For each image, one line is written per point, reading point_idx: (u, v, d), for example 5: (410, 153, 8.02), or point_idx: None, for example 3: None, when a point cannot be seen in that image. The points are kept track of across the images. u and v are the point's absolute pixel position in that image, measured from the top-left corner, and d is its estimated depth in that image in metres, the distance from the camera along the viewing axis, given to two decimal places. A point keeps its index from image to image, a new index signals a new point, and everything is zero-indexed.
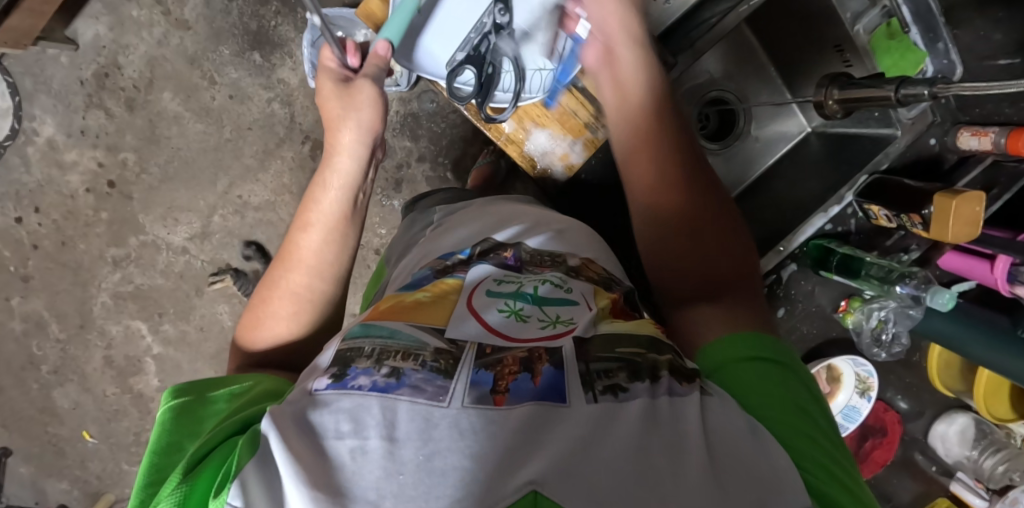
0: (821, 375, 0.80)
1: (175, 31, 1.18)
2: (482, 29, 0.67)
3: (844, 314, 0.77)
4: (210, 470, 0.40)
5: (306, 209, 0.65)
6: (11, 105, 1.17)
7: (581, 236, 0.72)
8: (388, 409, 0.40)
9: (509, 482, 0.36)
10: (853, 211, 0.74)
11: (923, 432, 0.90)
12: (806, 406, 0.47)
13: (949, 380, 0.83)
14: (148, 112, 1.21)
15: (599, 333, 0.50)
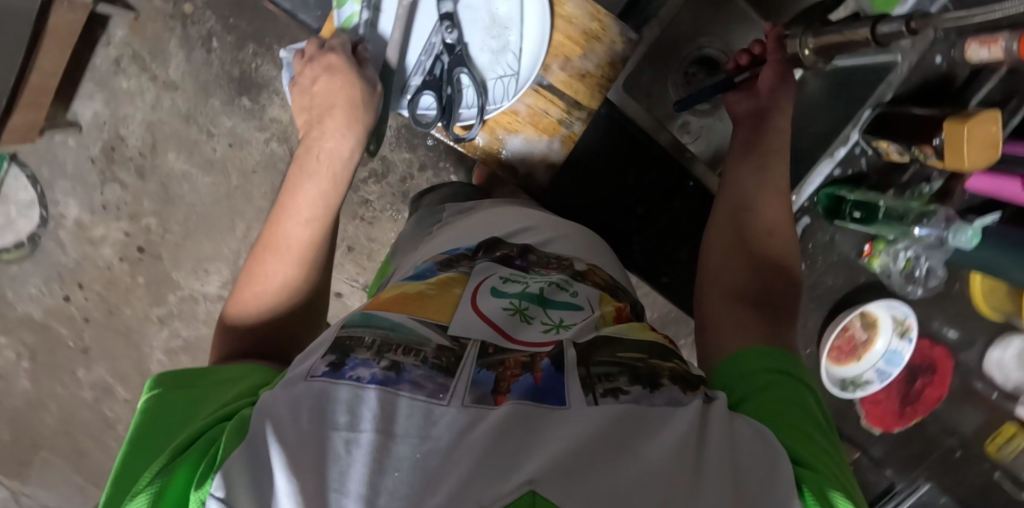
0: (855, 323, 0.77)
1: (165, 93, 1.21)
2: (433, 50, 0.69)
3: (870, 259, 0.74)
4: (192, 459, 0.39)
5: (293, 196, 0.62)
6: (35, 195, 1.24)
7: (573, 232, 0.71)
8: (384, 406, 0.37)
9: (506, 481, 0.32)
10: (864, 148, 0.71)
11: (977, 361, 0.86)
12: (811, 412, 0.46)
13: (998, 303, 0.79)
14: (159, 175, 1.26)
15: (598, 335, 0.48)
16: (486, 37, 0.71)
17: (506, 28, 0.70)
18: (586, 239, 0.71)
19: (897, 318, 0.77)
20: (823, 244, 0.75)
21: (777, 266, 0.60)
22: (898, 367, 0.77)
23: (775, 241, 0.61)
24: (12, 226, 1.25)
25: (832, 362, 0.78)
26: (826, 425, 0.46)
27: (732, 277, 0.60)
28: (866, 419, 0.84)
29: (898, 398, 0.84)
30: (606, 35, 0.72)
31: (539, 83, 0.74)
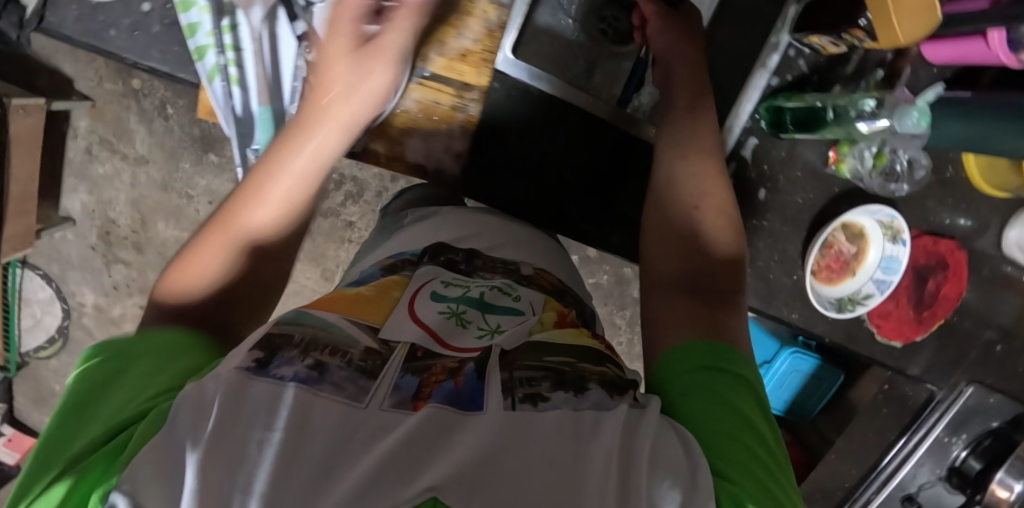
0: (839, 237, 0.71)
1: (138, 169, 1.24)
2: (307, 73, 0.66)
3: (837, 165, 0.67)
4: (105, 454, 0.34)
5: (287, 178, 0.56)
6: (53, 292, 1.31)
7: (497, 231, 0.69)
8: (302, 408, 0.34)
9: (406, 487, 0.31)
10: (800, 49, 0.65)
11: (995, 246, 0.79)
12: (745, 411, 0.44)
13: (999, 181, 0.72)
14: (155, 246, 1.31)
15: (526, 340, 0.47)
16: (337, 44, 0.63)
17: (359, 27, 0.62)
18: (525, 236, 0.70)
19: (884, 222, 0.70)
20: (780, 159, 0.68)
21: (712, 242, 0.57)
22: (897, 275, 0.71)
23: (709, 210, 0.59)
24: (41, 324, 1.33)
25: (823, 283, 0.72)
26: (769, 442, 0.43)
27: (666, 267, 0.57)
28: (882, 334, 0.77)
29: (910, 304, 0.77)
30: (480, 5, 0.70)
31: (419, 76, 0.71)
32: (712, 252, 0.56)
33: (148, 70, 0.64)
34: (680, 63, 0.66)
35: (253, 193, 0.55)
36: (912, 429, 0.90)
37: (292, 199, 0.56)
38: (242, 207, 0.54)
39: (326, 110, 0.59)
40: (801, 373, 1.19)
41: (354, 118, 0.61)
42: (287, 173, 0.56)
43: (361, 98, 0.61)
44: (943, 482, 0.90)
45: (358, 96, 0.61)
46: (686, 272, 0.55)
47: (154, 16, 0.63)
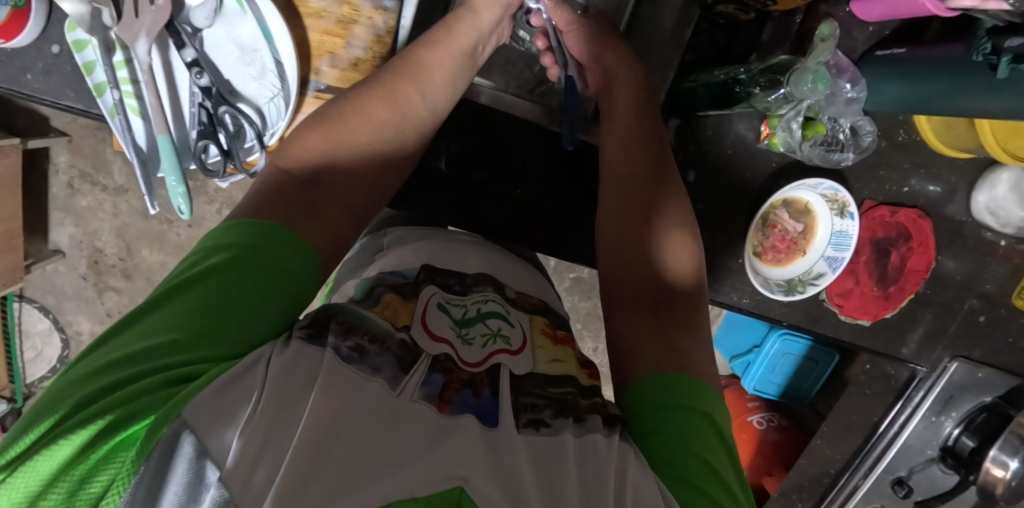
0: (781, 215, 0.68)
1: (119, 198, 1.14)
2: (195, 98, 0.59)
3: (769, 140, 0.63)
4: (120, 433, 0.31)
5: (342, 129, 0.53)
6: (50, 322, 1.23)
7: (478, 253, 0.60)
8: (346, 384, 0.36)
9: (439, 471, 0.32)
10: (714, 20, 0.63)
11: (964, 212, 0.74)
12: (717, 462, 0.41)
13: (954, 140, 0.67)
14: (143, 272, 1.20)
15: (532, 371, 0.45)
16: (239, 66, 0.60)
17: (257, 50, 0.59)
18: (478, 258, 0.60)
19: (828, 196, 0.66)
20: (709, 138, 0.65)
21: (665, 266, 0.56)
22: (848, 251, 0.67)
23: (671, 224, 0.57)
24: (42, 355, 1.26)
25: (770, 265, 0.69)
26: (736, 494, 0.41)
27: (624, 280, 0.56)
28: (845, 314, 0.72)
29: (874, 281, 0.72)
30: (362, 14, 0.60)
31: (317, 91, 0.62)
32: (670, 277, 0.55)
33: (66, 109, 0.64)
34: (630, 62, 0.62)
35: (321, 130, 0.53)
36: (897, 408, 0.85)
37: (352, 151, 0.53)
38: (297, 142, 0.52)
39: (423, 72, 0.58)
40: (792, 356, 1.03)
41: (438, 87, 0.59)
42: (352, 123, 0.54)
43: (448, 65, 0.59)
44: (938, 462, 0.86)
45: (450, 62, 0.59)
46: (645, 287, 0.55)
47: (64, 57, 0.62)
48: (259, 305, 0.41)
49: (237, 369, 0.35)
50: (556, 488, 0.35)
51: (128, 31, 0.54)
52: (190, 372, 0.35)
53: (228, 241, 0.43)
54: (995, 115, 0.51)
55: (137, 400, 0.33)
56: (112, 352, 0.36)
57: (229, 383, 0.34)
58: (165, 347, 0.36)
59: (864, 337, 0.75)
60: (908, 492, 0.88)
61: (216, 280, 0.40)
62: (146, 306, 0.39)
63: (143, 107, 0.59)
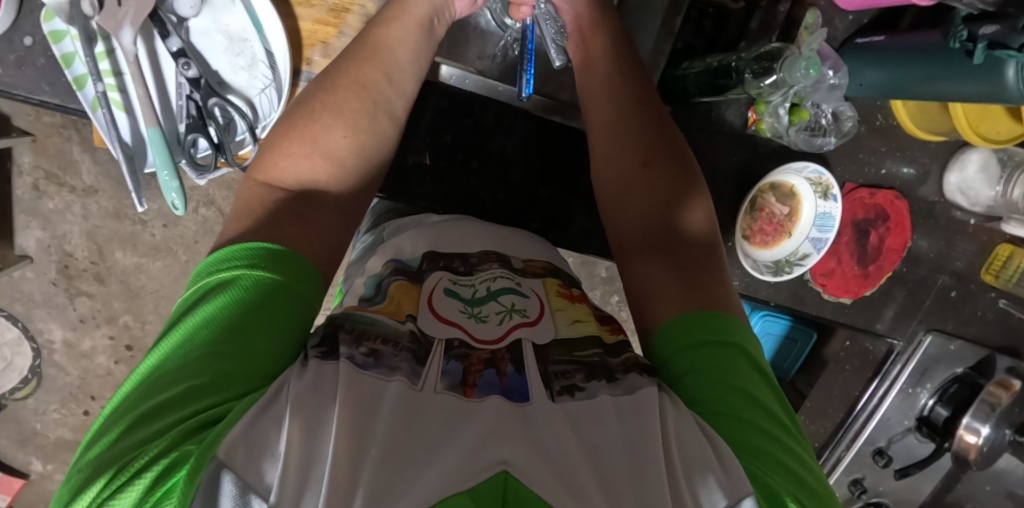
0: (769, 200, 0.70)
1: (89, 201, 0.98)
2: (184, 92, 0.58)
3: (756, 126, 0.66)
4: (161, 491, 0.28)
5: (309, 126, 0.49)
6: (19, 332, 1.06)
7: (484, 235, 0.58)
8: (364, 389, 0.34)
9: (479, 458, 0.31)
10: (702, 10, 0.65)
11: (938, 193, 0.77)
12: (766, 402, 0.41)
13: (929, 125, 0.70)
14: (117, 274, 1.05)
15: (555, 338, 0.45)
16: (228, 57, 0.59)
17: (247, 39, 0.59)
18: (476, 230, 0.59)
19: (812, 180, 0.70)
20: (700, 125, 0.68)
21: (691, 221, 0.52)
22: (832, 231, 0.71)
23: (683, 182, 0.54)
24: (13, 365, 1.08)
25: (759, 248, 0.70)
26: (788, 426, 0.41)
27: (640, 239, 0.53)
28: (829, 293, 0.75)
29: (856, 260, 0.75)
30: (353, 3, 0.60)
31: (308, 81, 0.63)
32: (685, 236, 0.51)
33: (40, 104, 0.60)
34: (609, 51, 0.60)
35: (295, 137, 0.49)
36: (876, 382, 0.88)
37: (334, 154, 0.49)
38: (273, 151, 0.49)
39: (385, 52, 0.55)
40: (773, 337, 1.01)
41: (401, 66, 0.55)
42: (325, 120, 0.50)
43: (409, 39, 0.56)
44: (915, 432, 0.90)
45: (412, 37, 0.56)
46: (654, 232, 0.52)
47: (39, 49, 0.58)
48: (276, 332, 0.37)
49: (263, 402, 0.32)
50: (598, 451, 0.34)
51: (111, 20, 0.53)
52: (216, 413, 0.32)
53: (232, 272, 0.39)
54: (972, 99, 0.54)
55: (170, 452, 0.30)
56: (133, 408, 0.33)
57: (258, 413, 0.31)
58: (186, 392, 0.33)
59: (846, 314, 0.78)
60: (888, 460, 0.91)
61: (225, 314, 0.37)
62: (159, 354, 0.36)
63: (127, 102, 0.59)
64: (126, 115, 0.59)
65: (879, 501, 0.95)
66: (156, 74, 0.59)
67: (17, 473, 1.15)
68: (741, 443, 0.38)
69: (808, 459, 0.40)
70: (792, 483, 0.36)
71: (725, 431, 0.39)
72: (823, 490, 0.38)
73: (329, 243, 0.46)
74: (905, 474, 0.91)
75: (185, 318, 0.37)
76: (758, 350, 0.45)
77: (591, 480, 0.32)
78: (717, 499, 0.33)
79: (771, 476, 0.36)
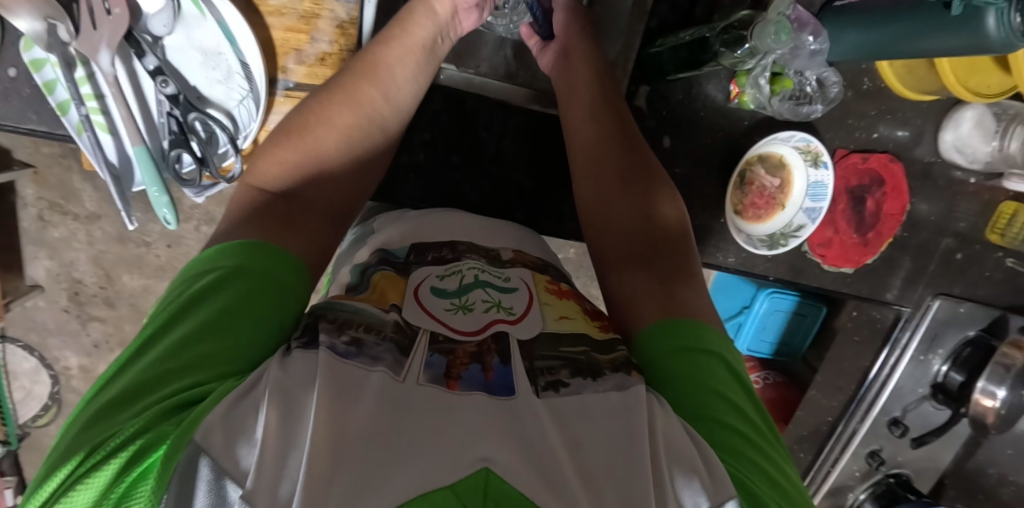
0: (758, 172, 0.69)
1: (93, 227, 0.99)
2: (164, 109, 0.59)
3: (739, 99, 0.66)
4: (139, 470, 0.29)
5: (309, 142, 0.50)
6: (37, 361, 1.08)
7: (471, 226, 0.58)
8: (352, 380, 0.33)
9: (461, 454, 0.30)
10: None
11: (934, 153, 0.76)
12: (747, 412, 0.41)
13: (918, 84, 0.69)
14: (127, 297, 1.06)
15: (541, 332, 0.43)
16: (204, 71, 0.60)
17: (221, 53, 0.59)
18: (461, 223, 0.58)
19: (800, 148, 0.69)
20: (683, 102, 0.67)
21: (669, 235, 0.53)
22: (825, 201, 0.69)
23: (663, 202, 0.55)
24: (33, 394, 1.11)
25: (752, 222, 0.69)
26: (769, 436, 0.41)
27: (615, 242, 0.54)
28: (828, 263, 0.74)
29: (853, 228, 0.74)
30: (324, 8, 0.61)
31: (286, 89, 0.63)
32: (663, 242, 0.52)
33: (29, 133, 0.61)
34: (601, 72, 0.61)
35: (286, 145, 0.50)
36: (886, 351, 0.86)
37: (320, 158, 0.50)
38: (265, 158, 0.49)
39: (384, 72, 0.55)
40: (782, 314, 1.00)
41: (397, 79, 0.56)
42: (318, 131, 0.51)
43: (408, 57, 0.56)
44: (929, 399, 0.88)
45: (413, 59, 0.57)
46: (637, 242, 0.53)
47: (22, 80, 0.59)
48: (252, 310, 0.38)
49: (241, 388, 0.32)
50: (582, 448, 0.34)
51: (88, 45, 0.54)
52: (196, 394, 0.32)
53: (214, 260, 0.40)
54: (950, 52, 0.53)
55: (147, 432, 0.31)
56: (113, 389, 0.34)
57: (234, 402, 0.31)
58: (163, 374, 0.33)
59: (850, 285, 0.77)
60: (904, 430, 0.89)
61: (209, 299, 0.37)
62: (141, 337, 0.36)
63: (111, 124, 0.59)
64: (112, 135, 0.60)
65: (899, 472, 0.93)
66: (139, 94, 0.59)
67: None
68: (727, 449, 0.37)
69: (786, 468, 0.40)
70: (776, 494, 0.36)
71: (713, 438, 0.38)
72: (798, 492, 0.39)
73: (311, 245, 0.46)
74: (921, 442, 0.89)
75: (166, 304, 0.38)
76: (735, 360, 0.45)
77: (573, 476, 0.32)
78: (699, 501, 0.33)
79: (757, 486, 0.36)
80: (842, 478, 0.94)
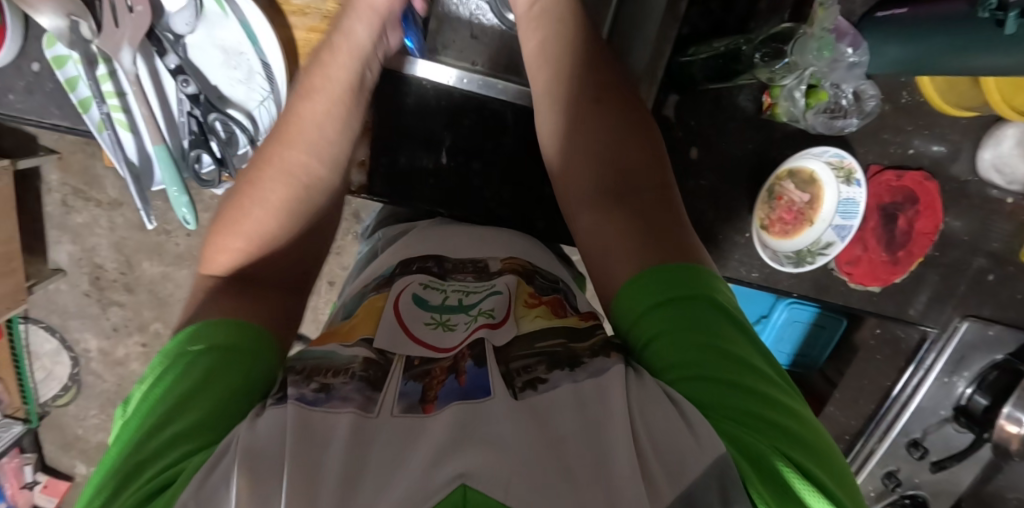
0: (786, 186, 0.67)
1: (114, 214, 1.00)
2: (184, 108, 0.59)
3: (771, 110, 0.64)
4: None
5: (246, 218, 0.52)
6: (57, 342, 1.10)
7: (471, 242, 0.58)
8: (315, 429, 0.32)
9: (435, 473, 0.29)
10: None
11: (972, 171, 0.73)
12: (741, 353, 0.40)
13: (958, 99, 0.66)
14: (146, 284, 1.06)
15: (517, 335, 0.43)
16: (226, 71, 0.59)
17: (242, 52, 0.59)
18: (463, 237, 0.59)
19: (834, 164, 0.67)
20: (711, 112, 0.66)
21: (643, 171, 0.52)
22: (857, 218, 0.67)
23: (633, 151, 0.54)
24: (53, 374, 1.13)
25: (779, 237, 0.68)
26: (768, 372, 0.40)
27: (587, 182, 0.54)
28: (854, 282, 0.72)
29: (883, 246, 0.72)
30: None
31: None
32: (634, 179, 0.52)
33: (52, 127, 0.61)
34: (556, 28, 0.58)
35: (229, 230, 0.52)
36: (909, 371, 0.85)
37: (265, 240, 0.52)
38: (215, 242, 0.52)
39: (303, 133, 0.56)
40: (800, 324, 0.98)
41: (326, 143, 0.56)
42: (254, 209, 0.53)
43: (333, 112, 0.57)
44: (952, 422, 0.86)
45: (332, 111, 0.56)
46: (606, 178, 0.53)
47: (46, 75, 0.59)
48: (224, 384, 0.37)
49: (211, 461, 0.32)
50: (562, 442, 0.33)
51: (111, 43, 0.55)
52: (168, 476, 0.32)
53: (186, 344, 0.40)
54: (1005, 72, 0.50)
55: None
56: (97, 480, 0.34)
57: (206, 474, 0.31)
58: (137, 464, 0.33)
59: (875, 303, 0.75)
60: (924, 452, 0.87)
61: (179, 381, 0.37)
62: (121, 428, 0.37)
63: (131, 122, 0.59)
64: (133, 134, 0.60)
65: (916, 494, 0.92)
66: (160, 93, 0.59)
67: (63, 476, 1.20)
68: (717, 405, 0.37)
69: (792, 402, 0.38)
70: (774, 439, 0.35)
71: (701, 394, 0.37)
72: (806, 429, 0.37)
73: (280, 316, 0.46)
74: (941, 466, 0.88)
75: (143, 393, 0.38)
76: (729, 298, 0.44)
77: (555, 473, 0.30)
78: (693, 468, 0.32)
79: (750, 438, 0.35)
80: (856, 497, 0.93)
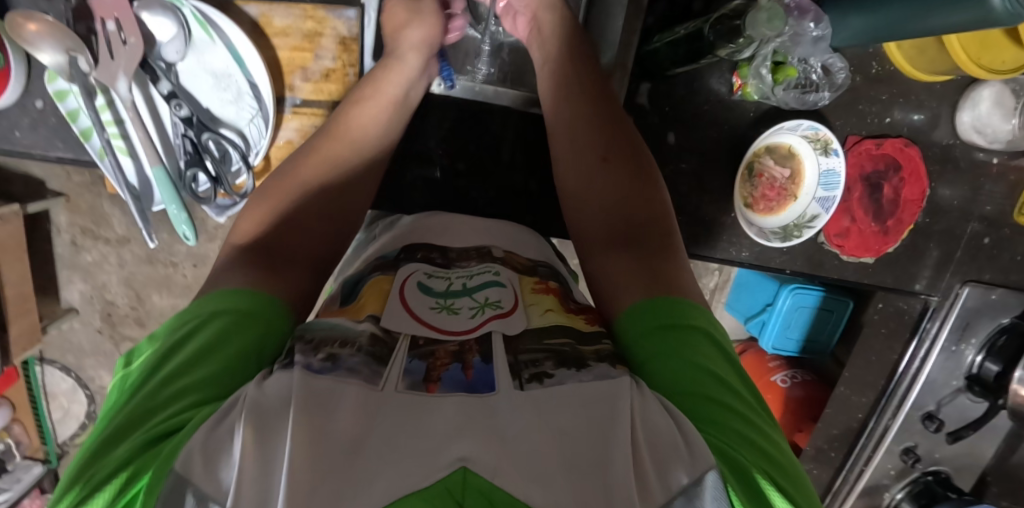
0: (766, 163, 0.67)
1: (122, 250, 1.02)
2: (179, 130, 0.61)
3: (743, 90, 0.65)
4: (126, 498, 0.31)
5: (288, 202, 0.53)
6: (73, 381, 1.13)
7: (468, 229, 0.58)
8: (320, 393, 0.33)
9: (438, 457, 0.30)
10: None
11: (953, 136, 0.74)
12: (730, 383, 0.41)
13: (929, 65, 0.67)
14: (156, 317, 1.09)
15: (527, 328, 0.44)
16: (216, 93, 0.62)
17: (231, 74, 0.62)
18: (459, 225, 0.58)
19: (810, 137, 0.67)
20: (682, 97, 0.67)
21: (650, 217, 0.54)
22: (838, 189, 0.68)
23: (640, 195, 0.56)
24: (71, 413, 1.15)
25: (764, 214, 0.69)
26: (753, 403, 0.41)
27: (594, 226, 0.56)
28: (847, 254, 0.73)
29: (871, 217, 0.72)
30: (326, 27, 0.64)
31: (293, 106, 0.66)
32: (641, 221, 0.54)
33: (57, 160, 0.64)
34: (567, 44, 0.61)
35: (265, 204, 0.53)
36: (914, 342, 0.83)
37: (298, 219, 0.53)
38: (247, 216, 0.52)
39: (353, 131, 0.58)
40: (807, 310, 0.94)
41: (371, 141, 0.59)
42: (292, 186, 0.54)
43: (381, 116, 0.60)
44: (965, 392, 0.85)
45: (382, 113, 0.60)
46: (618, 228, 0.54)
47: (49, 111, 0.62)
48: (239, 344, 0.39)
49: (217, 415, 0.33)
50: (567, 437, 0.33)
51: (106, 74, 0.57)
52: (177, 424, 0.34)
53: (204, 304, 0.42)
54: (963, 28, 0.51)
55: (132, 461, 0.32)
56: (109, 420, 0.36)
57: (212, 426, 0.32)
58: (149, 407, 0.35)
59: (870, 275, 0.76)
60: (939, 425, 0.85)
61: (196, 337, 0.39)
62: (134, 374, 0.38)
63: (131, 147, 0.62)
64: (133, 159, 0.62)
65: (938, 469, 0.91)
66: (156, 117, 0.62)
67: None
68: (710, 423, 0.38)
69: (775, 435, 0.40)
70: (759, 459, 0.36)
71: (694, 412, 0.38)
72: (786, 458, 0.38)
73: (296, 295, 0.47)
74: (958, 437, 0.84)
75: (155, 344, 0.40)
76: (721, 334, 0.45)
77: (557, 472, 0.31)
78: (680, 478, 0.33)
79: (738, 455, 0.36)
80: (876, 478, 0.92)
